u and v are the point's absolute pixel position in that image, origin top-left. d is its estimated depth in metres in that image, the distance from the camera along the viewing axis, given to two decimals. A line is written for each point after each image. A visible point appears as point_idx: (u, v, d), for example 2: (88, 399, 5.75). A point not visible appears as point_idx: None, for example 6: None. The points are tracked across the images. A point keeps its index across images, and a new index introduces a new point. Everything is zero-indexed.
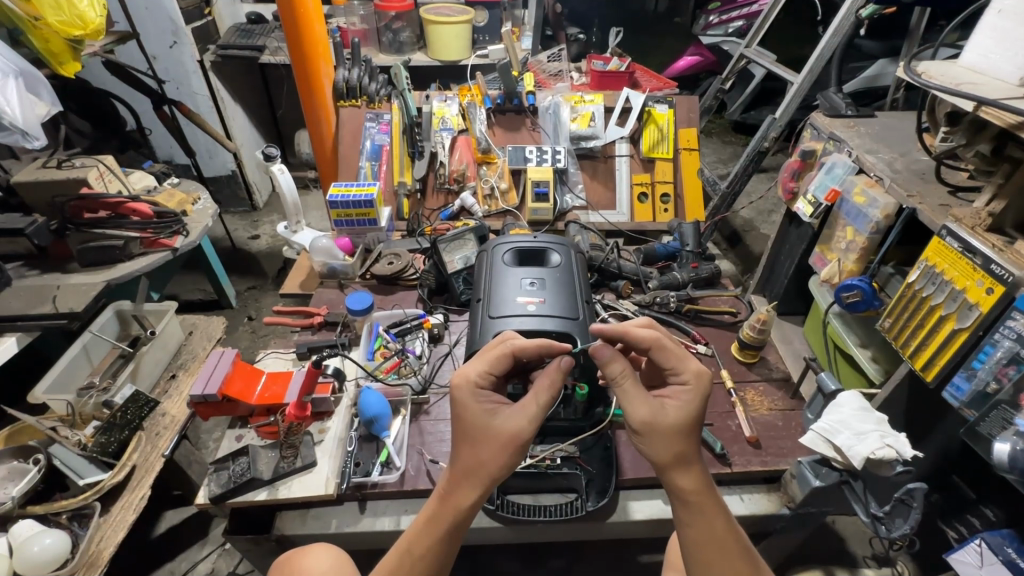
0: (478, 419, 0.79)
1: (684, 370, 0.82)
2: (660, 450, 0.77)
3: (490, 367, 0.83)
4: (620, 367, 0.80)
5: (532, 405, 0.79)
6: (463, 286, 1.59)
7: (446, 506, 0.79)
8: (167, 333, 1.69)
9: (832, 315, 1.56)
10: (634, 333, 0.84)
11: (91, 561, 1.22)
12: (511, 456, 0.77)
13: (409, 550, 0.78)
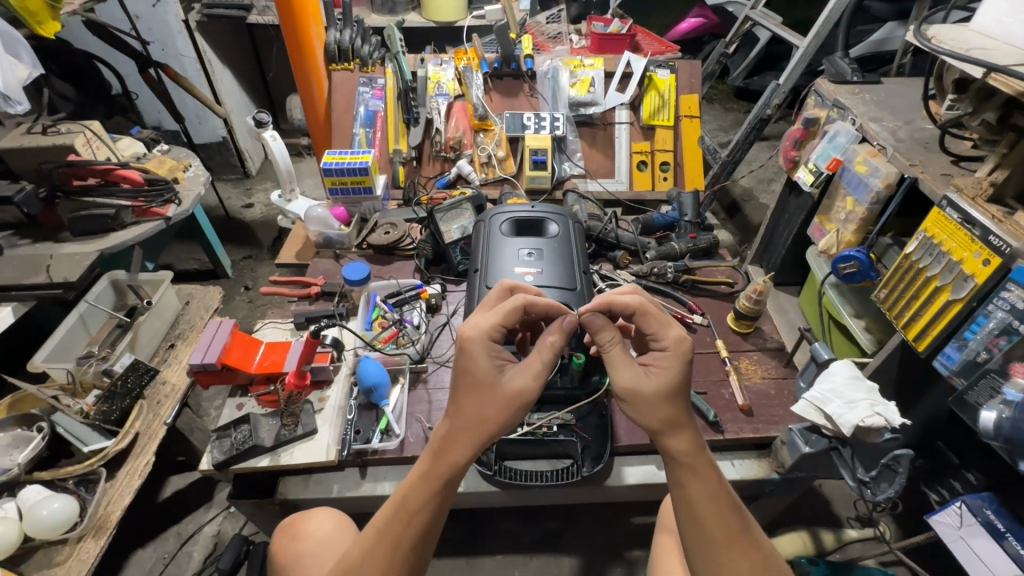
0: (489, 374, 0.79)
1: (664, 336, 0.82)
2: (648, 417, 0.79)
3: (502, 319, 0.82)
4: (611, 336, 0.83)
5: (537, 363, 0.82)
6: (461, 256, 1.58)
7: (442, 462, 0.79)
8: (164, 303, 1.68)
9: (828, 285, 1.57)
10: (615, 302, 0.85)
11: (100, 524, 1.26)
12: (515, 413, 0.79)
13: (405, 504, 0.79)
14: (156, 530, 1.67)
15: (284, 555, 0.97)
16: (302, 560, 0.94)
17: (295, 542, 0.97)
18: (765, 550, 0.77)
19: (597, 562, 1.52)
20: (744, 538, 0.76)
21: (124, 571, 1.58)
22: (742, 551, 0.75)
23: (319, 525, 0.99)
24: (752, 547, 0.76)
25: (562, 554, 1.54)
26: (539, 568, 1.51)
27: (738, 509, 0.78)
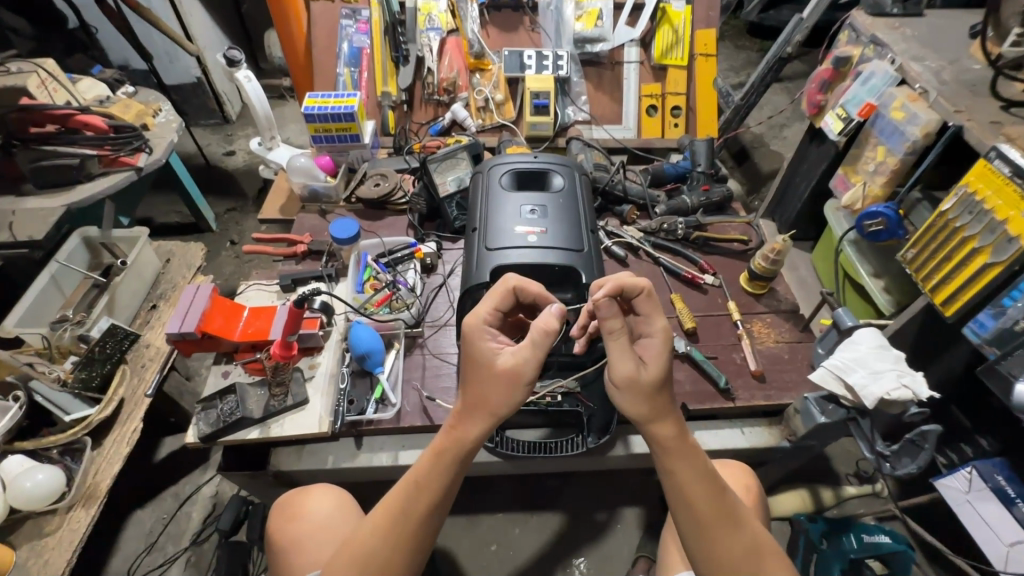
0: (480, 352, 0.74)
1: (654, 323, 0.77)
2: (637, 405, 0.73)
3: (497, 305, 0.79)
4: (615, 326, 0.73)
5: (535, 342, 0.71)
6: (458, 211, 1.47)
7: (451, 437, 0.75)
8: (141, 261, 1.58)
9: (846, 242, 1.48)
10: (625, 282, 0.77)
11: (89, 493, 1.22)
12: (514, 393, 0.71)
13: (415, 478, 0.76)
14: (152, 492, 1.65)
15: (280, 536, 0.93)
16: (299, 541, 0.91)
17: (292, 522, 0.94)
18: (756, 534, 0.74)
19: (597, 521, 1.52)
20: (734, 522, 0.73)
21: (124, 533, 1.58)
22: (731, 537, 0.72)
23: (317, 505, 0.96)
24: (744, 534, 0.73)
25: (562, 514, 1.54)
26: (539, 527, 1.51)
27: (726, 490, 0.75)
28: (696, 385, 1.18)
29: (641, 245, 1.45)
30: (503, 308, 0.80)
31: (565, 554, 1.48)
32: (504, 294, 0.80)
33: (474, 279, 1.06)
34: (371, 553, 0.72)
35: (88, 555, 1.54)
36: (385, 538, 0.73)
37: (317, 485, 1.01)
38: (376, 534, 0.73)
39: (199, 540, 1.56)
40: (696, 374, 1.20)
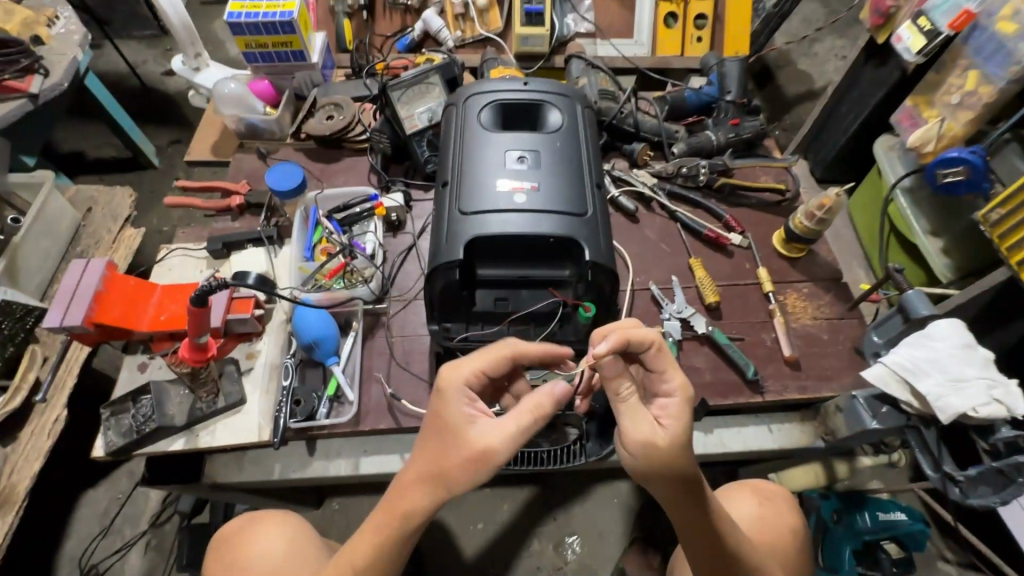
0: (455, 419, 0.64)
1: (671, 379, 0.67)
2: (654, 470, 0.64)
3: (482, 366, 0.68)
4: (624, 384, 0.65)
5: (521, 423, 0.62)
6: (429, 152, 1.17)
7: (395, 505, 0.64)
8: (49, 215, 1.23)
9: (900, 190, 1.22)
10: (632, 335, 0.65)
11: (4, 498, 1.04)
12: (475, 474, 0.60)
13: (351, 551, 0.65)
14: (104, 468, 1.42)
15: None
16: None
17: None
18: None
19: (593, 501, 1.39)
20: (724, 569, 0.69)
21: (76, 515, 1.37)
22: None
23: (264, 548, 0.81)
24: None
25: (556, 493, 1.40)
26: (530, 508, 1.38)
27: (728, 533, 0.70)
28: (717, 374, 0.98)
29: (655, 195, 1.18)
30: (489, 373, 0.69)
31: (556, 533, 1.36)
32: (493, 359, 0.69)
33: (444, 255, 0.81)
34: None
35: (28, 543, 1.33)
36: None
37: (271, 515, 0.87)
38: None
39: (159, 522, 1.37)
40: (717, 360, 0.99)
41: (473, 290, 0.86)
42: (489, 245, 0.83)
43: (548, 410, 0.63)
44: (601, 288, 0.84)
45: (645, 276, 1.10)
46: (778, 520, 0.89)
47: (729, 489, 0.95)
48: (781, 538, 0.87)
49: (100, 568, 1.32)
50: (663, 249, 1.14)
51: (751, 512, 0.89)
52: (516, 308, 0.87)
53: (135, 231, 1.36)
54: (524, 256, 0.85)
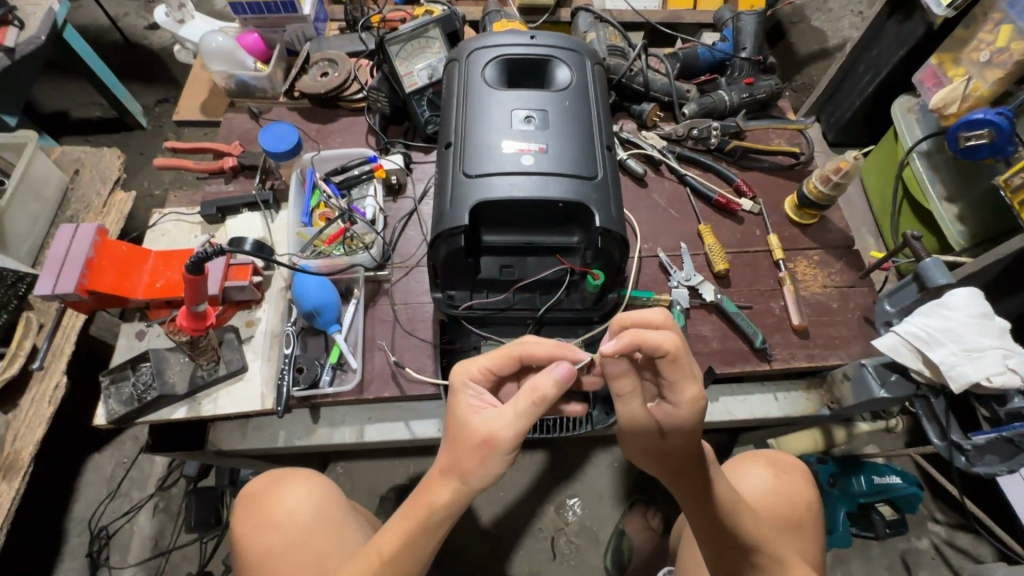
0: (465, 411, 0.64)
1: (682, 391, 0.64)
2: (653, 445, 0.67)
3: (493, 364, 0.67)
4: (630, 385, 0.64)
5: (521, 410, 0.61)
6: (429, 112, 1.12)
7: (420, 501, 0.62)
8: (35, 176, 1.19)
9: (916, 154, 1.19)
10: (646, 340, 0.60)
11: (9, 464, 1.03)
12: (487, 463, 0.60)
13: (376, 547, 0.62)
14: (108, 433, 1.43)
15: (247, 546, 0.77)
16: (272, 557, 0.75)
17: (262, 532, 0.77)
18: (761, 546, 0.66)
19: (595, 466, 1.41)
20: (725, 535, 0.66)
21: (83, 479, 1.38)
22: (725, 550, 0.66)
23: (293, 505, 0.78)
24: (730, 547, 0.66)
25: (558, 459, 1.41)
26: (531, 473, 1.40)
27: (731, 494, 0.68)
28: (725, 342, 0.96)
29: (664, 158, 1.14)
30: (501, 370, 0.68)
31: (557, 496, 1.38)
32: (507, 358, 0.67)
33: (448, 220, 0.77)
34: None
35: (36, 507, 1.34)
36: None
37: (297, 470, 0.84)
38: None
39: (166, 485, 1.39)
40: (725, 329, 0.98)
41: (477, 257, 0.83)
42: (495, 210, 0.79)
43: (547, 398, 0.60)
44: (610, 256, 0.81)
45: (653, 242, 1.07)
46: (794, 492, 0.86)
47: (741, 462, 0.92)
48: (797, 510, 0.85)
49: (110, 530, 1.33)
50: (672, 215, 1.10)
51: (764, 483, 0.87)
52: (521, 276, 0.85)
53: (126, 194, 1.32)
54: (531, 222, 0.82)
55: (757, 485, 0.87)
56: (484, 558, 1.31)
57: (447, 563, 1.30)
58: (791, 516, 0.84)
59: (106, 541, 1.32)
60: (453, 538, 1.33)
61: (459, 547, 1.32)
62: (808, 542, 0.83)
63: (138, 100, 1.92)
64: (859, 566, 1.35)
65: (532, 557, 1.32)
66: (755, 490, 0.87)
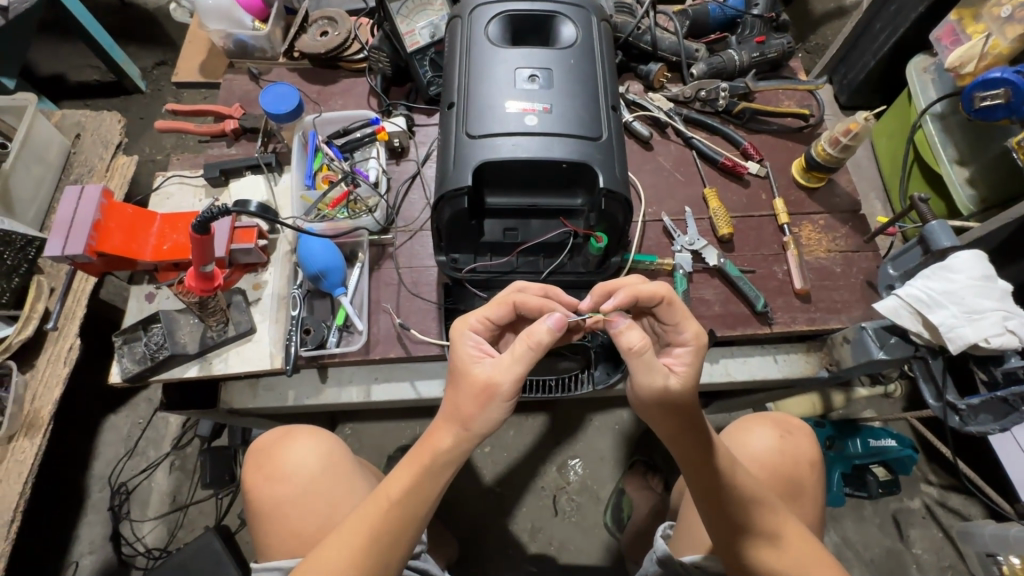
0: (464, 360, 0.66)
1: (684, 329, 0.68)
2: (664, 409, 0.66)
3: (489, 314, 0.70)
4: (637, 333, 0.63)
5: (517, 355, 0.63)
6: (431, 73, 1.09)
7: (424, 448, 0.64)
8: (38, 140, 1.18)
9: (929, 116, 1.16)
10: (640, 292, 0.67)
11: (30, 422, 1.07)
12: (488, 409, 0.62)
13: (384, 491, 0.64)
14: (123, 395, 1.47)
15: (257, 496, 0.79)
16: (282, 508, 0.77)
17: (272, 484, 0.79)
18: (759, 515, 0.67)
19: (596, 428, 1.45)
20: (724, 506, 0.67)
21: (100, 439, 1.43)
22: (726, 520, 0.67)
23: (300, 458, 0.80)
24: (730, 518, 0.67)
25: (561, 421, 1.45)
26: (536, 435, 1.44)
27: (732, 464, 0.68)
28: (727, 306, 0.97)
29: (670, 120, 1.12)
30: (497, 320, 0.70)
31: (559, 456, 1.42)
32: (501, 306, 0.70)
33: (452, 182, 0.77)
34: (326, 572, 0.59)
35: (57, 464, 1.40)
36: (349, 555, 0.60)
37: (303, 427, 0.86)
38: (339, 550, 0.60)
39: (181, 445, 1.44)
40: (728, 293, 0.98)
41: (481, 219, 0.83)
42: (498, 171, 0.79)
43: (541, 343, 0.62)
44: (614, 218, 0.81)
45: (657, 206, 1.06)
46: (797, 452, 0.85)
47: (748, 422, 0.90)
48: (801, 472, 0.84)
49: (130, 486, 1.39)
50: (677, 178, 1.09)
51: (771, 444, 0.85)
52: (525, 239, 0.85)
53: (128, 158, 1.31)
54: (534, 183, 0.81)
55: (763, 445, 0.85)
56: (489, 514, 1.37)
57: (453, 518, 1.35)
58: (793, 477, 0.83)
59: (127, 496, 1.38)
60: (459, 494, 1.38)
61: (464, 504, 1.37)
62: (805, 501, 0.83)
63: (136, 63, 1.89)
64: (850, 524, 1.39)
65: (535, 513, 1.37)
66: (759, 450, 0.85)
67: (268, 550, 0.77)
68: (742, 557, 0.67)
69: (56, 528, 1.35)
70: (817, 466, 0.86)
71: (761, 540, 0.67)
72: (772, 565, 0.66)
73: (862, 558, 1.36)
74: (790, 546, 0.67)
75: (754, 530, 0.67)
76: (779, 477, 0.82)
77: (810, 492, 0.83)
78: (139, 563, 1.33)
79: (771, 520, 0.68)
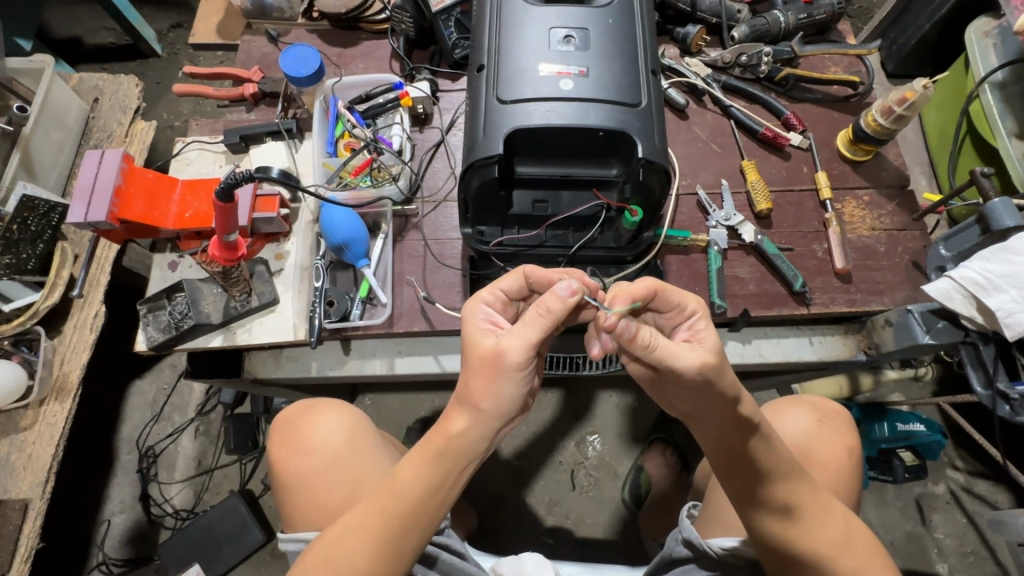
0: (472, 335, 0.63)
1: (688, 302, 0.65)
2: (726, 381, 0.61)
3: (501, 285, 0.67)
4: (652, 331, 0.59)
5: (528, 321, 0.60)
6: (457, 34, 1.04)
7: (438, 432, 0.63)
8: (56, 103, 1.16)
9: (988, 85, 1.09)
10: (632, 290, 0.62)
11: (60, 386, 1.08)
12: (496, 383, 0.59)
13: (394, 479, 0.63)
14: (148, 361, 1.49)
15: (285, 470, 0.79)
16: (307, 480, 0.77)
17: (296, 456, 0.78)
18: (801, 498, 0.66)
19: (616, 403, 1.44)
20: (764, 488, 0.65)
21: (127, 404, 1.46)
22: (743, 491, 0.66)
23: (326, 431, 0.80)
24: (773, 501, 0.65)
25: (581, 396, 1.44)
26: (553, 409, 1.43)
27: (764, 443, 0.64)
28: (763, 285, 0.93)
29: (707, 87, 1.06)
30: (508, 291, 0.68)
31: (578, 433, 1.42)
32: (512, 276, 0.67)
33: (481, 149, 0.73)
34: (347, 553, 0.60)
35: (87, 427, 1.43)
36: (368, 541, 0.60)
37: (330, 402, 0.85)
38: (354, 531, 0.61)
39: (205, 411, 1.46)
40: (763, 271, 0.94)
41: (510, 190, 0.79)
42: (530, 139, 0.75)
43: (556, 311, 0.60)
44: (650, 190, 0.77)
45: (691, 179, 1.01)
46: (835, 437, 0.82)
47: (780, 403, 0.87)
48: (837, 459, 0.80)
49: (157, 450, 1.42)
50: (713, 149, 1.04)
51: (804, 426, 0.83)
52: (555, 212, 0.81)
53: (147, 123, 1.28)
54: (567, 152, 0.77)
55: (798, 427, 0.82)
56: (507, 485, 1.37)
57: (471, 490, 1.36)
58: (830, 460, 0.80)
59: (154, 460, 1.41)
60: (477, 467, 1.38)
61: (483, 476, 1.38)
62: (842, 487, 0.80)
63: (150, 25, 1.84)
64: (872, 507, 1.38)
65: (552, 487, 1.37)
66: (794, 433, 0.82)
67: (293, 520, 0.77)
68: (751, 522, 0.66)
69: (88, 488, 1.39)
70: (854, 453, 0.83)
71: (801, 528, 0.65)
72: (780, 537, 0.65)
73: (883, 540, 1.34)
74: (801, 521, 0.65)
75: (768, 504, 0.65)
76: (815, 459, 0.80)
77: (846, 475, 0.80)
78: (167, 523, 1.37)
79: (783, 491, 0.65)
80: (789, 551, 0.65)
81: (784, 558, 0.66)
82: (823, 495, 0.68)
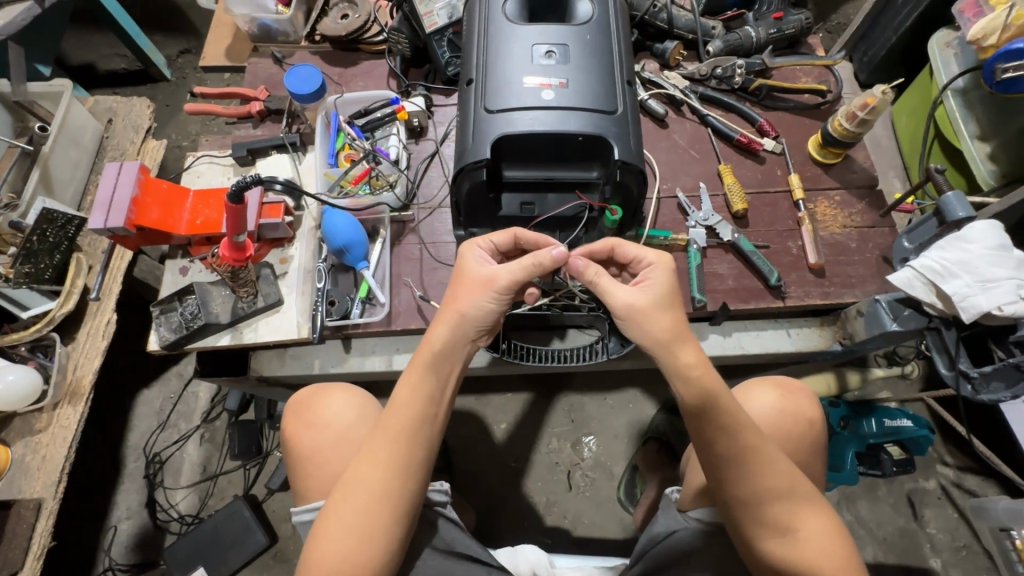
0: (469, 267, 0.74)
1: (648, 255, 0.75)
2: (652, 328, 0.70)
3: (495, 239, 0.78)
4: (597, 270, 0.73)
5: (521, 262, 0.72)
6: (449, 53, 1.11)
7: (425, 345, 0.71)
8: (73, 124, 1.23)
9: (951, 92, 1.15)
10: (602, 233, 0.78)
11: (74, 390, 1.13)
12: (482, 296, 0.71)
13: (394, 402, 0.69)
14: (155, 369, 1.54)
15: (298, 443, 0.82)
16: (317, 451, 0.81)
17: (309, 429, 0.83)
18: (773, 494, 0.66)
19: (610, 404, 1.48)
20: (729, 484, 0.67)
21: (136, 412, 1.50)
22: (745, 509, 0.66)
23: (337, 409, 0.84)
24: (751, 507, 0.66)
25: (575, 398, 1.48)
26: (549, 411, 1.47)
27: (754, 451, 0.66)
28: (741, 280, 0.98)
29: (685, 98, 1.13)
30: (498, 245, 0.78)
31: (574, 433, 1.45)
32: (502, 233, 0.78)
33: (471, 156, 0.80)
34: (365, 481, 0.65)
35: (96, 435, 1.47)
36: (381, 463, 0.66)
37: (339, 384, 0.89)
38: (367, 463, 0.66)
39: (210, 418, 1.50)
40: (741, 267, 0.99)
41: (499, 192, 0.85)
42: (516, 145, 0.81)
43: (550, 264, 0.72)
44: (628, 190, 0.83)
45: (671, 183, 1.08)
46: (798, 412, 0.85)
47: (749, 383, 0.90)
48: (799, 430, 0.84)
49: (163, 456, 1.46)
50: (692, 155, 1.10)
51: (771, 404, 0.85)
52: (541, 213, 0.87)
53: (158, 141, 1.36)
54: (550, 157, 0.83)
55: (764, 405, 0.85)
56: (505, 486, 1.40)
57: (471, 490, 1.39)
58: (793, 432, 0.84)
59: (161, 466, 1.45)
60: (477, 468, 1.42)
61: (482, 476, 1.41)
62: (802, 459, 0.84)
63: (161, 51, 1.94)
64: (864, 504, 1.40)
65: (549, 488, 1.40)
66: (761, 411, 0.85)
67: (308, 495, 0.80)
68: (748, 538, 0.67)
69: (96, 495, 1.43)
70: (815, 426, 0.86)
71: (777, 537, 0.66)
72: (787, 553, 0.65)
73: (875, 536, 1.37)
74: (806, 534, 0.66)
75: (772, 517, 0.66)
76: (782, 433, 0.83)
77: (807, 442, 0.84)
78: (173, 528, 1.40)
79: (781, 508, 0.66)
80: (796, 568, 0.65)
81: (745, 550, 0.68)
82: (803, 496, 0.67)
